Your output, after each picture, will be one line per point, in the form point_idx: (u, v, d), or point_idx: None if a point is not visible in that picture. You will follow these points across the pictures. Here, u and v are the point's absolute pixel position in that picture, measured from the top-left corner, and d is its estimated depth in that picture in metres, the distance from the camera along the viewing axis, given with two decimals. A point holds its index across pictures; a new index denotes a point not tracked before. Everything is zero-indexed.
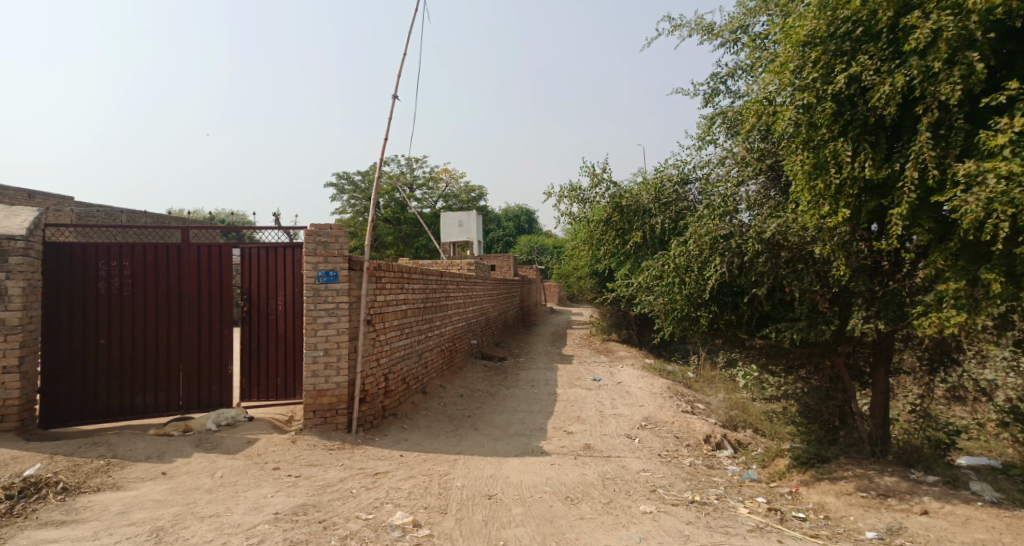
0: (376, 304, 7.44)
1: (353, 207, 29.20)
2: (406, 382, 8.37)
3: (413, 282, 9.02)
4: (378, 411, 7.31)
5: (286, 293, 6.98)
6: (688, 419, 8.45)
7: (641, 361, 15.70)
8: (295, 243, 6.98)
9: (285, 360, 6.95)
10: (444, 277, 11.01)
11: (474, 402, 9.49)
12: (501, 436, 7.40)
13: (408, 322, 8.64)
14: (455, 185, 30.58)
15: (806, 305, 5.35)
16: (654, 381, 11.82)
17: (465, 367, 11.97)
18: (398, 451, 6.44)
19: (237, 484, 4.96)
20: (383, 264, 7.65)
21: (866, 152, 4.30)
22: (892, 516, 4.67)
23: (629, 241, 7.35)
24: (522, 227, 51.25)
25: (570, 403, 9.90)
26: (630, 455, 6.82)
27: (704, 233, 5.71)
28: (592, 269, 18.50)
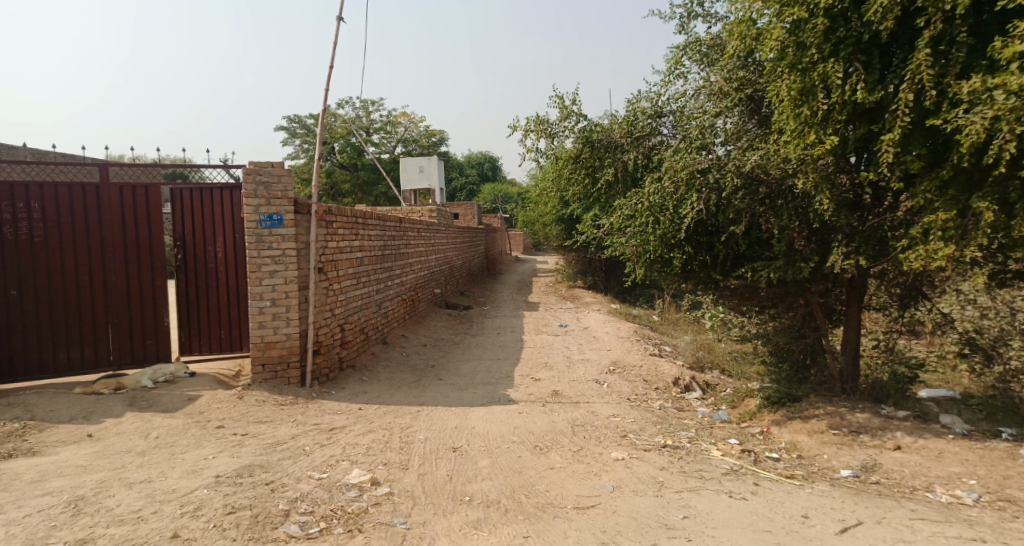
0: (328, 251, 6.88)
1: (307, 153, 27.83)
2: (364, 333, 7.94)
3: (369, 228, 8.44)
4: (335, 364, 6.90)
5: (225, 239, 6.36)
6: (656, 363, 8.31)
7: (607, 305, 15.60)
8: (233, 184, 6.32)
9: (228, 311, 6.41)
10: (403, 224, 10.43)
11: (438, 352, 9.18)
12: (466, 386, 7.10)
13: (365, 271, 8.12)
14: (414, 129, 29.37)
15: (784, 244, 5.08)
16: (621, 325, 11.69)
17: (429, 316, 11.58)
18: (355, 404, 6.06)
19: (174, 445, 4.50)
20: (333, 208, 7.06)
21: (858, 73, 3.92)
22: (865, 452, 4.55)
23: (598, 179, 6.84)
24: (486, 175, 50.15)
25: (537, 349, 9.66)
26: (599, 400, 6.61)
27: (680, 167, 5.24)
28: (557, 215, 18.11)
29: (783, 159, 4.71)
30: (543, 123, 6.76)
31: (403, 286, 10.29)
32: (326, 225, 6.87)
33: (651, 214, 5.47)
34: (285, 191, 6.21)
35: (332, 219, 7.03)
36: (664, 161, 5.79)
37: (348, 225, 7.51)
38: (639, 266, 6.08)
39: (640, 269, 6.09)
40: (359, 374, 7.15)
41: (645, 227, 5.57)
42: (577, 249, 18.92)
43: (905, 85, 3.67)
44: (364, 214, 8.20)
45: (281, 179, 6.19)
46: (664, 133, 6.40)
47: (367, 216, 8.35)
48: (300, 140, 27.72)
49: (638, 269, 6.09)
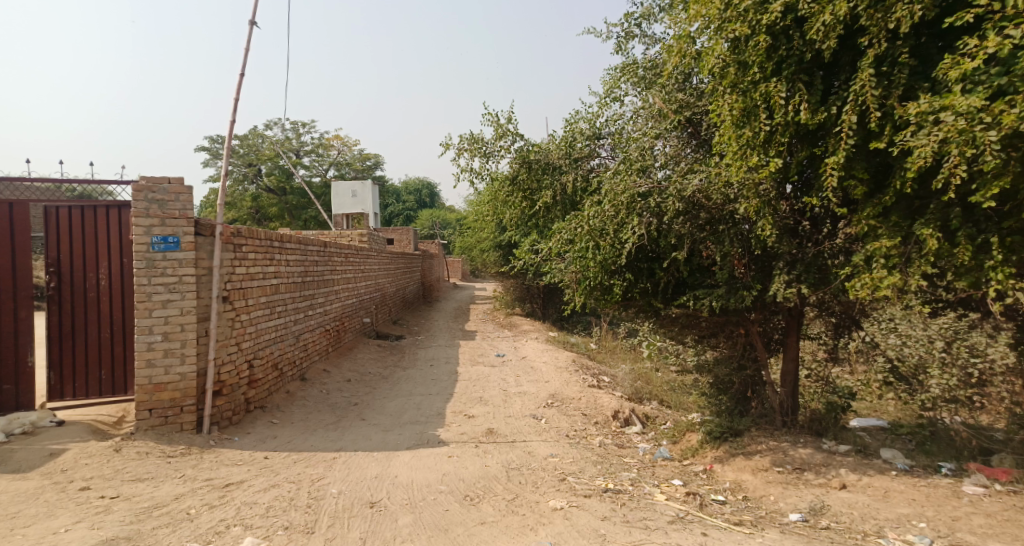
0: (236, 277, 6.17)
1: (231, 174, 26.39)
2: (279, 369, 7.18)
3: (288, 253, 7.73)
4: (240, 406, 6.12)
5: (110, 264, 5.53)
6: (595, 395, 7.97)
7: (545, 334, 15.28)
8: (122, 202, 5.52)
9: (110, 348, 5.55)
10: (329, 249, 9.73)
11: (363, 388, 8.48)
12: (391, 426, 6.48)
13: (281, 300, 7.40)
14: (348, 152, 28.53)
15: (725, 271, 4.87)
16: (559, 355, 11.36)
17: (356, 348, 10.81)
18: (261, 453, 5.39)
19: (17, 516, 3.65)
20: (244, 230, 6.37)
21: (801, 94, 3.83)
22: (812, 492, 4.31)
23: (535, 202, 6.56)
24: (424, 201, 49.53)
25: (472, 382, 9.13)
26: (536, 439, 6.16)
27: (620, 190, 5.04)
28: (495, 241, 17.80)
29: (724, 182, 4.56)
30: (477, 142, 6.41)
31: (327, 316, 9.55)
32: (236, 249, 6.17)
33: (591, 240, 5.16)
34: (184, 210, 5.49)
35: (243, 242, 6.34)
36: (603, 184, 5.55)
37: (261, 249, 6.81)
38: (578, 294, 5.75)
39: (580, 297, 5.77)
40: (269, 416, 6.39)
41: (585, 253, 5.27)
42: (515, 276, 18.63)
43: (849, 106, 3.61)
44: (282, 238, 7.49)
45: (179, 196, 5.47)
46: (602, 156, 6.21)
47: (286, 239, 7.64)
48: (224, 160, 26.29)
49: (577, 298, 5.76)
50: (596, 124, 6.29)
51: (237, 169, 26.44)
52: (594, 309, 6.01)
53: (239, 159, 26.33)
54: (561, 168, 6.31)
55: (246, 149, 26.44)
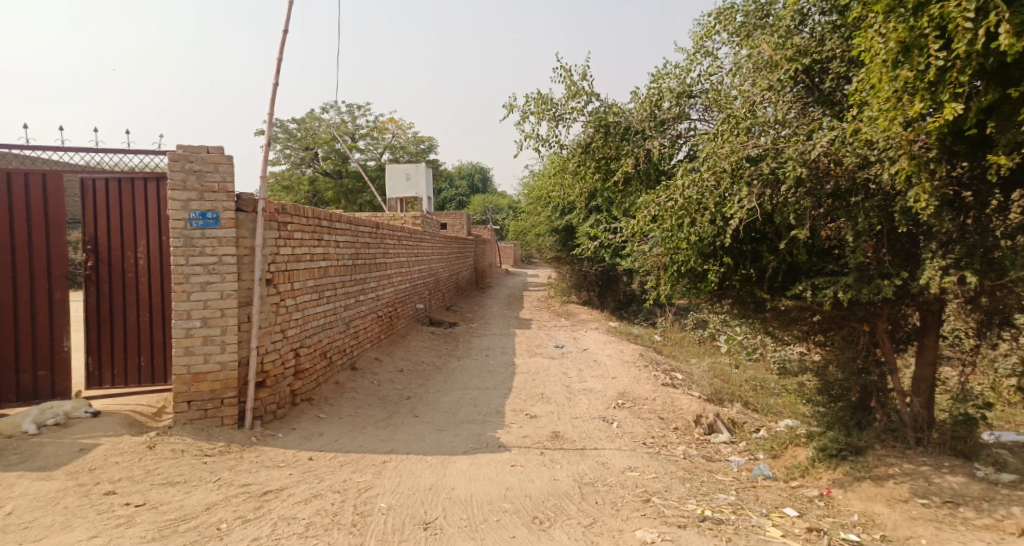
0: (280, 259, 5.66)
1: (289, 157, 26.62)
2: (327, 358, 6.70)
3: (337, 234, 7.20)
4: (285, 398, 5.65)
5: (146, 243, 5.12)
6: (671, 395, 7.10)
7: (606, 324, 14.40)
8: (155, 174, 5.11)
9: (149, 333, 5.16)
10: (381, 230, 9.20)
11: (417, 379, 7.94)
12: (446, 425, 5.86)
13: (329, 284, 6.89)
14: (402, 135, 28.28)
15: (857, 255, 3.81)
16: (623, 347, 10.50)
17: (409, 335, 10.31)
18: (305, 453, 4.88)
19: (29, 526, 3.21)
20: (290, 206, 5.85)
21: (999, 12, 2.80)
22: (980, 538, 3.35)
23: (613, 175, 5.73)
24: (476, 187, 49.06)
25: (531, 376, 8.43)
26: (609, 447, 5.38)
27: (724, 153, 4.06)
28: (551, 226, 17.00)
29: (879, 141, 3.48)
30: (546, 104, 5.64)
31: (379, 301, 9.05)
32: (280, 228, 5.66)
33: (684, 216, 4.20)
34: (224, 183, 5.01)
35: (288, 221, 5.83)
36: (701, 148, 4.59)
37: (308, 229, 6.28)
38: (663, 280, 4.91)
39: (665, 285, 4.92)
40: (318, 411, 5.90)
41: (675, 232, 4.36)
42: (572, 262, 17.79)
43: None
44: (331, 217, 6.97)
45: (218, 168, 4.99)
46: (694, 118, 5.33)
47: (336, 219, 7.13)
48: (282, 144, 26.53)
49: (661, 286, 4.93)
50: (687, 82, 5.39)
51: (294, 152, 26.59)
52: (681, 298, 5.16)
53: (296, 143, 26.48)
54: (644, 133, 5.45)
55: (303, 133, 26.51)
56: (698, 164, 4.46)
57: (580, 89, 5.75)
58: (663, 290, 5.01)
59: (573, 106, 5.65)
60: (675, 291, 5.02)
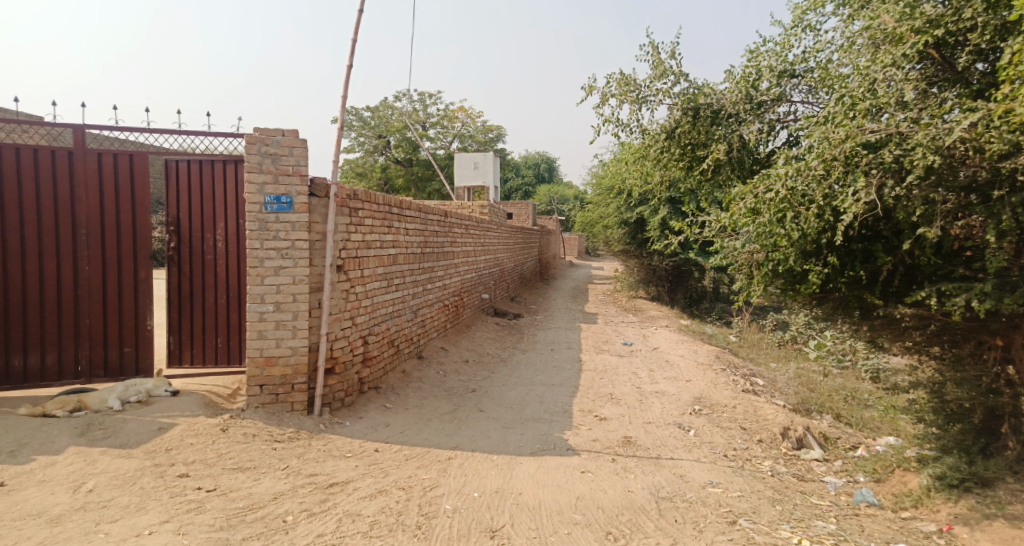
0: (351, 244, 5.61)
1: (361, 146, 27.26)
2: (395, 346, 6.65)
3: (407, 222, 7.12)
4: (353, 385, 5.61)
5: (224, 225, 5.18)
6: (754, 403, 6.58)
7: (676, 321, 13.78)
8: (232, 157, 5.16)
9: (225, 315, 5.24)
10: (449, 219, 9.10)
11: (482, 370, 7.79)
12: (513, 422, 5.65)
13: (398, 272, 6.83)
14: (471, 124, 28.31)
15: (998, 258, 3.18)
16: (696, 348, 9.95)
17: (473, 325, 10.21)
18: (371, 444, 4.80)
19: (108, 505, 3.26)
20: (361, 192, 5.78)
21: None
22: None
23: (700, 160, 5.35)
24: (542, 176, 48.65)
25: (599, 374, 8.10)
26: (687, 457, 5.00)
27: (836, 139, 3.48)
28: (620, 218, 16.46)
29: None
30: (630, 85, 5.35)
31: (446, 290, 8.98)
32: (351, 214, 5.60)
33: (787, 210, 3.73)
34: (297, 166, 4.99)
35: (360, 207, 5.76)
36: (813, 124, 3.96)
37: (378, 216, 6.21)
38: (756, 281, 4.43)
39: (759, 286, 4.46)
40: (384, 400, 5.84)
41: (774, 229, 3.83)
42: (641, 255, 17.18)
43: None
44: (401, 204, 6.89)
45: (292, 151, 4.99)
46: (795, 100, 4.82)
47: (406, 206, 7.05)
48: (355, 132, 27.16)
49: (753, 286, 4.47)
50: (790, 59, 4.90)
51: (367, 141, 27.14)
52: (774, 300, 4.68)
53: (369, 131, 27.01)
54: (739, 118, 5.00)
55: (376, 121, 27.01)
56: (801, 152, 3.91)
57: (668, 70, 5.34)
58: (754, 291, 4.55)
59: (657, 87, 5.32)
60: (769, 294, 4.54)
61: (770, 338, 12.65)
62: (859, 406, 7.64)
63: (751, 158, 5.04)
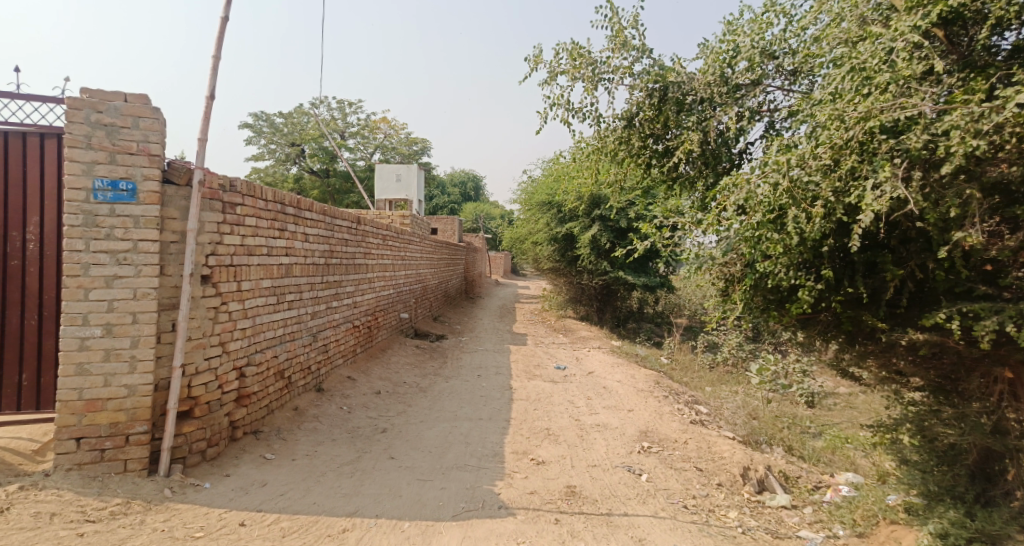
0: (224, 249, 4.33)
1: (273, 153, 25.25)
2: (284, 377, 5.39)
3: (306, 226, 5.89)
4: (223, 432, 4.32)
5: (39, 219, 3.81)
6: (706, 437, 5.86)
7: (608, 343, 13.16)
8: (48, 128, 3.84)
9: (34, 343, 3.81)
10: (361, 227, 7.88)
11: (397, 404, 6.63)
12: (430, 473, 4.58)
13: (292, 288, 5.57)
14: (394, 135, 27.01)
15: None
16: (634, 372, 9.26)
17: (390, 349, 9.01)
18: (235, 516, 3.57)
19: None
20: (244, 184, 4.53)
21: None
22: None
23: (663, 149, 4.89)
24: (469, 194, 47.78)
25: (531, 404, 7.16)
26: (642, 513, 4.14)
27: (852, 119, 2.91)
28: (550, 234, 15.67)
29: None
30: (585, 58, 4.98)
31: (355, 309, 7.74)
32: (227, 210, 4.33)
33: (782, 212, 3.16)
34: (145, 142, 3.70)
35: (240, 202, 4.50)
36: (807, 111, 3.42)
37: (267, 217, 4.96)
38: (735, 297, 3.83)
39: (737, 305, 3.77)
40: (265, 449, 4.58)
41: (765, 232, 3.24)
42: (570, 274, 16.58)
43: None
44: (300, 204, 5.67)
45: (138, 121, 3.68)
46: (775, 87, 4.40)
47: (306, 206, 5.83)
48: (266, 138, 25.14)
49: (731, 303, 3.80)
50: (770, 41, 4.40)
51: (280, 149, 25.18)
52: (748, 320, 3.96)
53: (282, 138, 25.07)
54: (712, 103, 4.51)
55: (290, 128, 25.14)
56: (799, 144, 3.33)
57: (629, 43, 4.92)
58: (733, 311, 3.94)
59: (616, 62, 4.98)
60: (747, 313, 3.90)
61: (702, 359, 12.30)
62: (805, 435, 7.17)
63: (719, 153, 4.48)
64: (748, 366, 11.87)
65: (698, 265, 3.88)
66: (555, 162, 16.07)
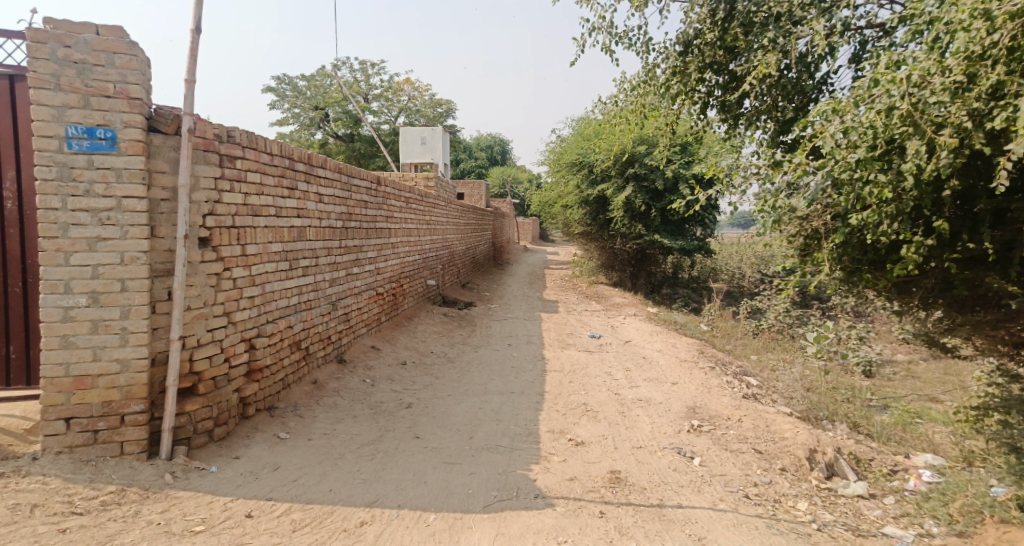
0: (223, 208, 3.87)
1: (297, 118, 24.83)
2: (301, 349, 4.99)
3: (319, 186, 5.41)
4: (232, 410, 3.95)
5: (13, 175, 3.38)
6: (762, 414, 5.28)
7: (644, 310, 12.53)
8: (16, 69, 3.34)
9: (16, 313, 3.43)
10: (381, 189, 7.40)
11: (423, 375, 6.22)
12: (459, 456, 4.13)
13: (306, 252, 5.14)
14: (419, 97, 26.24)
15: None
16: (674, 341, 8.68)
17: (416, 317, 8.60)
18: (242, 506, 3.19)
19: None
20: (242, 135, 4.05)
21: None
22: None
23: (731, 74, 4.58)
24: (496, 159, 46.81)
25: (566, 376, 6.68)
26: (698, 504, 3.63)
27: (995, 19, 2.29)
28: (581, 197, 14.83)
29: None
30: None
31: (378, 275, 7.31)
32: (224, 163, 3.86)
33: (897, 142, 2.57)
34: (122, 82, 3.24)
35: (239, 155, 4.02)
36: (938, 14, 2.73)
37: (272, 173, 4.49)
38: (820, 256, 3.22)
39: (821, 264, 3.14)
40: (279, 428, 4.19)
41: (869, 174, 2.63)
42: (602, 238, 15.89)
43: None
44: (310, 161, 5.18)
45: (113, 58, 3.21)
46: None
47: (317, 163, 5.35)
48: (289, 102, 24.70)
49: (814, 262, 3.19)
50: None
51: (304, 113, 24.72)
52: (845, 279, 3.35)
53: (305, 102, 24.57)
54: (790, 18, 4.03)
55: (314, 91, 24.62)
56: (915, 59, 2.68)
57: None
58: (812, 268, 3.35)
59: None
60: (834, 274, 3.30)
61: (745, 327, 11.61)
62: (868, 410, 6.53)
63: (800, 83, 4.09)
64: (796, 333, 11.15)
65: (774, 218, 3.25)
66: (586, 121, 15.23)
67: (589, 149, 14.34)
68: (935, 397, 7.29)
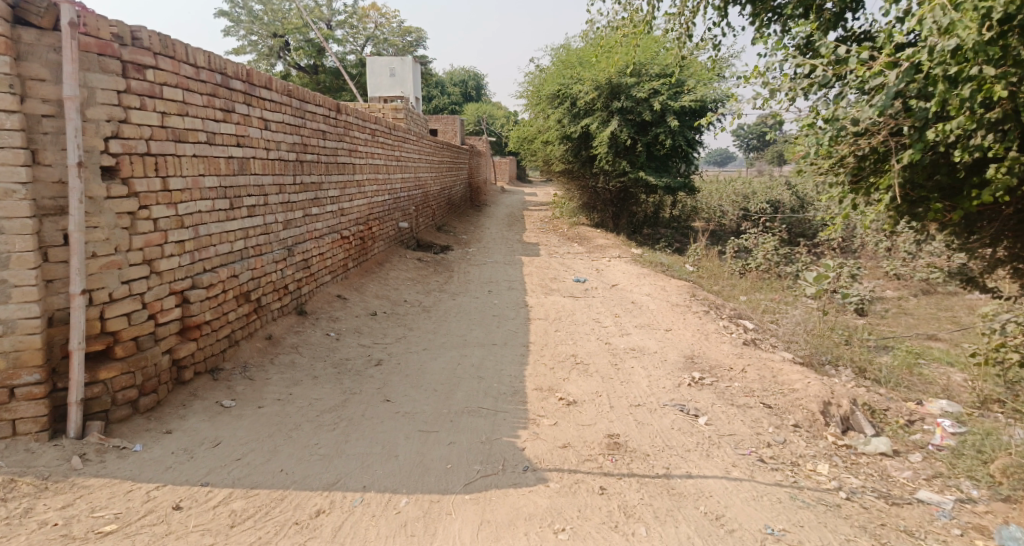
0: (131, 130, 3.08)
1: (254, 47, 22.95)
2: (250, 302, 4.32)
3: (263, 110, 4.59)
4: (165, 376, 3.32)
5: None
6: (766, 364, 4.84)
7: (628, 251, 12.03)
8: None
9: None
10: (342, 119, 6.54)
11: (396, 327, 5.63)
12: (436, 422, 3.59)
13: (250, 188, 4.37)
14: (387, 25, 24.42)
15: None
16: (663, 284, 8.20)
17: (387, 262, 7.94)
18: (169, 495, 2.60)
19: None
20: (153, 37, 3.22)
21: None
22: None
23: None
24: (471, 95, 44.79)
25: (551, 324, 6.16)
26: (710, 473, 3.19)
27: None
28: (563, 133, 13.89)
29: None
30: None
31: (342, 216, 6.57)
32: (129, 72, 3.06)
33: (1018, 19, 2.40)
34: None
35: (150, 63, 3.20)
36: None
37: (198, 89, 3.66)
38: (889, 179, 3.15)
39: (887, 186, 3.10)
40: (224, 395, 3.57)
41: (968, 72, 2.50)
42: (584, 176, 15.17)
43: None
44: (248, 79, 4.34)
45: None
46: None
47: (259, 82, 4.51)
48: (246, 29, 22.75)
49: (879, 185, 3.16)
50: None
51: (262, 41, 22.82)
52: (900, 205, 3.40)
53: (263, 28, 22.64)
54: None
55: (272, 17, 22.67)
56: None
57: None
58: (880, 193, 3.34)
59: None
60: (899, 196, 3.31)
61: (732, 267, 11.23)
62: (869, 352, 6.18)
63: None
64: (784, 272, 10.80)
65: (836, 132, 3.15)
66: (568, 49, 14.19)
67: (571, 80, 13.39)
68: (933, 336, 6.99)
